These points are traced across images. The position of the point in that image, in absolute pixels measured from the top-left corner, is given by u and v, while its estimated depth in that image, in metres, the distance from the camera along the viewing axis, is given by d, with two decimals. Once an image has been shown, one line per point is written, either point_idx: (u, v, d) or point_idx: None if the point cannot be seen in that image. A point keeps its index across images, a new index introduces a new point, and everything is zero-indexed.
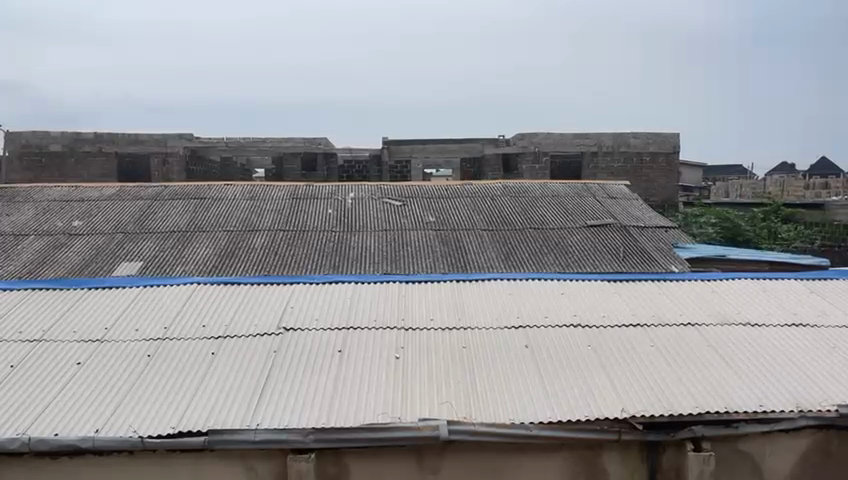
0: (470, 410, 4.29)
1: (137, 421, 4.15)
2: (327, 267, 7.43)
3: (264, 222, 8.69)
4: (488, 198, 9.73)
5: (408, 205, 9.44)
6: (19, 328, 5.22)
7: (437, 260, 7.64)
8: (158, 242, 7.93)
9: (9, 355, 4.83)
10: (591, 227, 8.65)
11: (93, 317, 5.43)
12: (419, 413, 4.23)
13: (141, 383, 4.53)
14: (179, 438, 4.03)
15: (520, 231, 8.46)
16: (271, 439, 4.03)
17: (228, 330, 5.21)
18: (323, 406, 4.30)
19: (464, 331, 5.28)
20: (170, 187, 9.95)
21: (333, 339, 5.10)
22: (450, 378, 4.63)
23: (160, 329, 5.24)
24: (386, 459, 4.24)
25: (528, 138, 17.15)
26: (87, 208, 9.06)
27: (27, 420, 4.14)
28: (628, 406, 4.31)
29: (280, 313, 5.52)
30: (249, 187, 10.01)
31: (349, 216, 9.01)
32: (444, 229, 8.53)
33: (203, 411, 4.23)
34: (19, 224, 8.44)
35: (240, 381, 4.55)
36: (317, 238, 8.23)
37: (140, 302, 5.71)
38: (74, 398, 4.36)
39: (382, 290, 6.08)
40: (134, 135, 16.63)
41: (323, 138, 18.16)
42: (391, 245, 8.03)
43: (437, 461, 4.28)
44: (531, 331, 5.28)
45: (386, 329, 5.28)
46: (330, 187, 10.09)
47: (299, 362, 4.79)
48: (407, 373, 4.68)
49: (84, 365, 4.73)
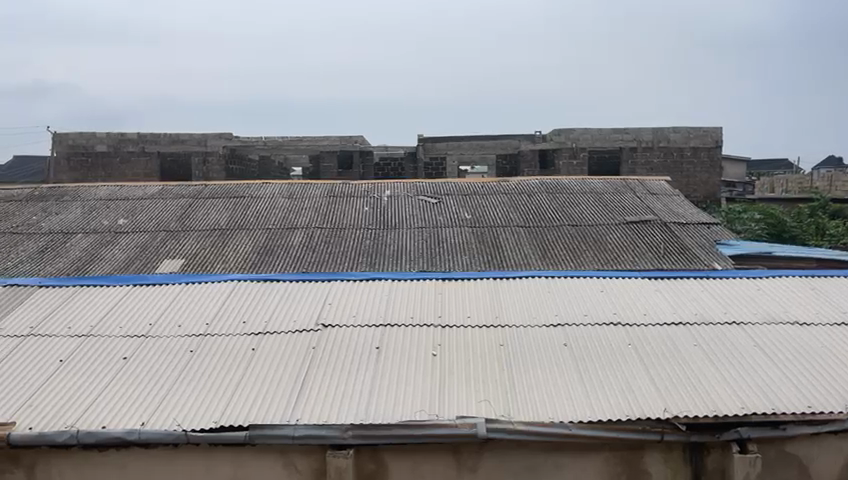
0: (508, 409, 4.26)
1: (180, 414, 4.24)
2: (364, 264, 7.47)
3: (302, 220, 8.79)
4: (525, 195, 9.65)
5: (444, 202, 9.42)
6: (68, 323, 5.39)
7: (473, 258, 7.61)
8: (199, 240, 8.08)
9: (59, 349, 4.99)
10: (631, 223, 8.50)
11: (137, 314, 5.56)
12: (457, 411, 4.23)
13: (185, 377, 4.63)
14: (221, 432, 4.11)
15: (557, 228, 8.37)
16: (310, 435, 4.08)
17: (268, 326, 5.29)
18: (362, 402, 4.33)
19: (502, 329, 5.25)
20: (210, 185, 10.13)
21: (371, 336, 5.12)
22: (488, 376, 4.61)
23: (202, 325, 5.34)
24: (423, 457, 4.25)
25: (566, 133, 17.04)
26: (131, 206, 9.29)
27: (77, 413, 4.27)
28: (670, 406, 4.22)
29: (318, 310, 5.58)
30: (287, 185, 10.12)
31: (385, 213, 9.05)
32: (480, 226, 8.49)
33: (244, 406, 4.30)
34: (67, 222, 8.70)
35: (280, 377, 4.61)
36: (353, 235, 8.29)
37: (182, 299, 5.83)
38: (120, 393, 4.48)
39: (419, 287, 6.08)
40: (175, 135, 17.00)
41: (359, 136, 18.27)
42: (426, 243, 8.03)
43: (474, 460, 4.26)
44: (570, 329, 5.23)
45: (423, 326, 5.29)
46: (366, 185, 10.14)
47: (338, 359, 4.83)
48: (444, 371, 4.68)
49: (129, 360, 4.86)
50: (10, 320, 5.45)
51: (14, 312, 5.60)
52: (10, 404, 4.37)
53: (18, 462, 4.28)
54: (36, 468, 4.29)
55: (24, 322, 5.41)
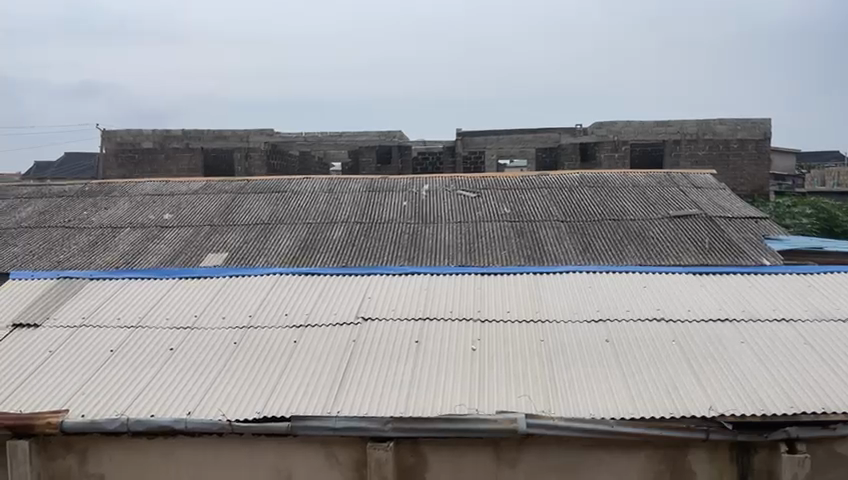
0: (548, 405, 4.24)
1: (225, 405, 4.34)
2: (403, 259, 7.49)
3: (342, 215, 8.86)
4: (565, 189, 9.54)
5: (483, 196, 9.39)
6: (118, 315, 5.56)
7: (513, 252, 7.55)
8: (242, 234, 8.23)
9: (109, 340, 5.15)
10: (674, 217, 8.33)
11: (183, 306, 5.70)
12: (497, 406, 4.22)
13: (229, 368, 4.73)
14: (264, 423, 4.19)
15: (599, 222, 8.26)
16: (351, 427, 4.13)
17: (309, 319, 5.37)
18: (401, 395, 4.36)
19: (542, 324, 5.21)
20: (253, 180, 10.29)
21: (410, 330, 5.14)
22: (528, 372, 4.59)
23: (245, 317, 5.45)
24: (462, 450, 4.26)
25: (607, 126, 16.90)
26: (176, 201, 9.51)
27: (126, 402, 4.41)
28: (716, 405, 4.13)
29: (358, 303, 5.63)
30: (327, 180, 10.21)
31: (424, 208, 9.06)
32: (519, 221, 8.43)
33: (286, 397, 4.37)
34: (116, 217, 8.95)
35: (321, 370, 4.66)
36: (392, 230, 8.33)
37: (226, 292, 5.95)
38: (167, 383, 4.60)
39: (458, 282, 6.07)
40: (218, 129, 17.32)
41: (398, 131, 18.33)
42: (465, 237, 8.01)
43: (514, 454, 4.26)
44: (612, 324, 5.16)
45: (462, 320, 5.28)
46: (405, 179, 10.17)
47: (378, 352, 4.87)
48: (484, 365, 4.68)
49: (175, 351, 4.98)
50: (64, 311, 5.65)
51: (67, 304, 5.80)
52: (64, 392, 4.53)
53: (71, 448, 4.44)
54: (88, 453, 4.44)
55: (76, 313, 5.60)
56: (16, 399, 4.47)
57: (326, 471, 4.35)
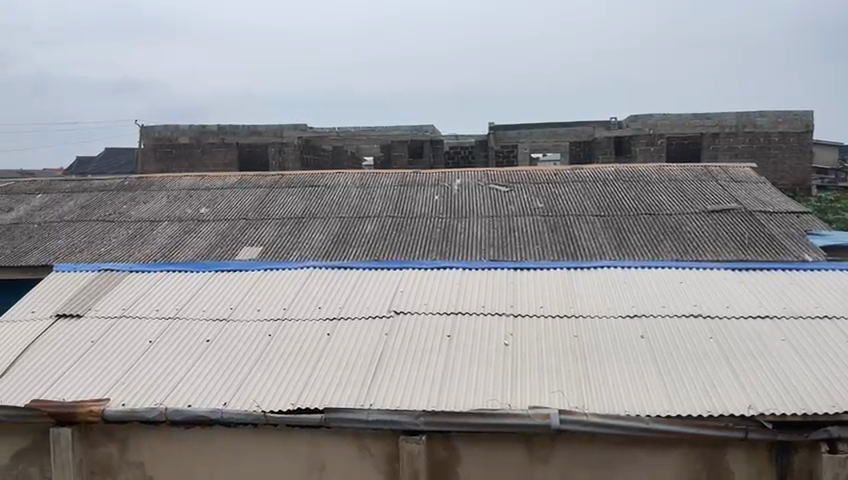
0: (582, 401, 4.20)
1: (260, 396, 4.41)
2: (435, 253, 7.48)
3: (374, 209, 8.90)
4: (600, 183, 9.43)
5: (515, 191, 9.33)
6: (156, 306, 5.68)
7: (546, 247, 7.48)
8: (276, 228, 8.33)
9: (148, 331, 5.27)
10: (712, 212, 8.16)
11: (220, 298, 5.80)
12: (529, 401, 4.20)
13: (264, 360, 4.81)
14: (298, 415, 4.24)
15: (634, 217, 8.14)
16: (384, 420, 4.16)
17: (342, 313, 5.41)
18: (433, 389, 4.37)
19: (575, 319, 5.16)
20: (287, 175, 10.39)
21: (443, 324, 5.14)
22: (561, 367, 4.56)
23: (279, 310, 5.52)
24: (495, 446, 4.25)
25: (642, 120, 16.58)
26: (212, 196, 9.67)
27: (164, 391, 4.51)
28: (755, 403, 4.05)
29: (391, 297, 5.65)
30: (359, 175, 10.26)
31: (456, 202, 9.04)
32: (553, 215, 8.36)
33: (319, 390, 4.42)
34: (154, 211, 9.15)
35: (353, 363, 4.70)
36: (424, 224, 8.33)
37: (260, 285, 6.03)
38: (204, 374, 4.69)
39: (490, 277, 6.04)
40: (253, 126, 17.60)
41: (430, 125, 18.33)
42: (497, 232, 7.95)
43: (546, 451, 4.24)
44: (647, 320, 5.08)
45: (495, 315, 5.27)
46: (437, 174, 10.15)
47: (410, 345, 4.88)
48: (517, 360, 4.65)
49: (212, 343, 5.08)
50: (105, 302, 5.80)
51: (108, 295, 5.95)
52: (105, 381, 4.65)
53: (111, 436, 4.55)
54: (128, 442, 4.55)
55: (117, 304, 5.75)
56: (59, 387, 4.61)
57: (359, 464, 4.38)
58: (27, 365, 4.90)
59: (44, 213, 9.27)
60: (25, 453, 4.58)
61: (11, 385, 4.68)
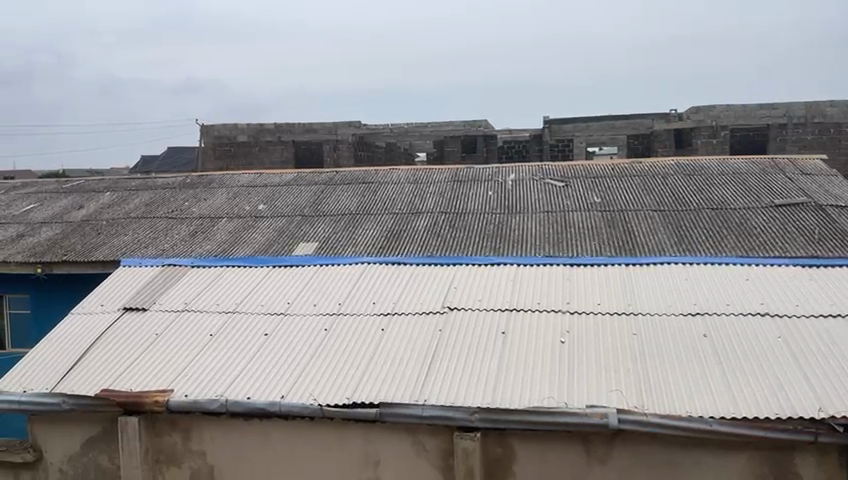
0: (641, 400, 4.10)
1: (316, 389, 4.48)
2: (488, 249, 7.42)
3: (427, 205, 8.91)
4: (659, 177, 9.17)
5: (571, 185, 9.17)
6: (217, 300, 5.84)
7: (603, 243, 7.31)
8: (331, 224, 8.44)
9: (209, 324, 5.43)
10: (780, 206, 7.82)
11: (277, 293, 5.92)
12: (587, 400, 4.13)
13: (320, 354, 4.88)
14: (353, 408, 4.29)
15: (695, 212, 7.89)
16: (438, 416, 4.17)
17: (396, 308, 5.44)
18: (488, 385, 4.35)
19: (634, 317, 5.04)
20: (341, 171, 10.51)
21: (497, 320, 5.10)
22: (619, 366, 4.46)
23: (335, 305, 5.59)
24: (551, 445, 4.19)
25: (704, 111, 16.47)
26: (269, 193, 9.87)
27: (225, 383, 4.64)
28: (827, 405, 3.86)
29: (444, 293, 5.64)
30: (413, 171, 10.27)
31: (510, 198, 8.94)
32: (610, 210, 8.18)
33: (374, 384, 4.46)
34: (214, 207, 9.41)
35: (408, 358, 4.72)
36: (478, 220, 8.28)
37: (316, 281, 6.11)
38: (263, 366, 4.80)
39: (545, 273, 5.96)
40: (308, 123, 18.10)
41: (483, 120, 18.22)
42: (552, 227, 7.83)
43: (604, 450, 4.15)
44: (710, 319, 4.91)
45: (551, 312, 5.19)
46: (491, 169, 10.09)
47: (465, 342, 4.86)
48: (574, 358, 4.57)
49: (270, 336, 5.18)
50: (168, 296, 6.00)
51: (172, 289, 6.16)
52: (169, 373, 4.81)
53: (175, 426, 4.71)
54: (191, 431, 4.70)
55: (180, 298, 5.94)
56: (127, 378, 4.80)
57: (413, 459, 4.40)
58: (97, 355, 5.12)
59: (112, 211, 9.64)
60: (95, 441, 4.79)
61: (83, 375, 4.90)
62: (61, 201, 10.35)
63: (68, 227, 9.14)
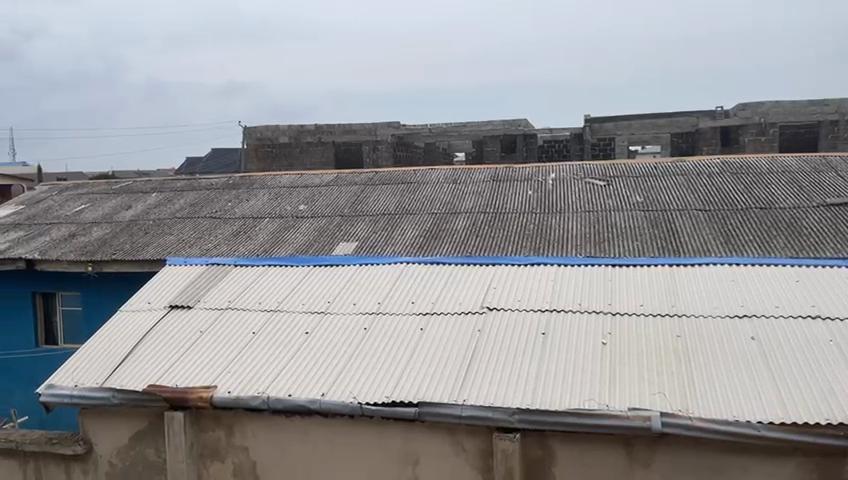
0: (685, 403, 4.02)
1: (356, 388, 4.52)
2: (528, 249, 7.36)
3: (466, 205, 8.89)
4: (704, 175, 8.96)
5: (613, 185, 9.02)
6: (259, 299, 5.95)
7: (646, 243, 7.18)
8: (370, 224, 8.49)
9: (252, 322, 5.53)
10: (833, 206, 7.55)
11: (317, 292, 5.99)
12: (629, 402, 4.07)
13: (359, 352, 4.92)
14: (393, 407, 4.32)
15: (742, 211, 7.68)
16: (477, 416, 4.17)
17: (435, 308, 5.44)
18: (528, 385, 4.32)
19: (678, 319, 4.93)
20: (381, 171, 10.56)
21: (537, 321, 5.06)
22: (663, 368, 4.38)
23: (374, 304, 5.63)
24: (592, 447, 4.14)
25: (753, 108, 16.00)
26: (310, 193, 10.00)
27: (267, 380, 4.71)
28: None
29: (483, 293, 5.61)
30: (452, 171, 10.26)
31: (550, 197, 8.85)
32: (653, 210, 8.02)
33: (413, 383, 4.48)
34: (256, 208, 9.56)
35: (447, 357, 4.72)
36: (518, 220, 8.23)
37: (356, 280, 6.16)
38: (304, 364, 4.87)
39: (586, 274, 5.87)
40: (348, 124, 18.13)
41: (522, 120, 18.05)
42: (593, 227, 7.72)
43: (647, 454, 4.08)
44: (758, 321, 4.78)
45: (592, 313, 5.11)
46: (531, 168, 10.00)
47: (504, 342, 4.84)
48: (616, 361, 4.49)
49: (311, 335, 5.25)
50: (212, 295, 6.13)
51: (215, 288, 6.29)
52: (214, 369, 4.92)
53: (219, 422, 4.81)
54: (234, 427, 4.79)
55: (223, 297, 6.07)
56: (173, 374, 4.92)
57: (452, 458, 4.39)
58: (145, 352, 5.26)
59: (158, 211, 9.90)
60: (143, 434, 4.92)
61: (131, 370, 5.04)
62: (111, 202, 10.67)
63: (117, 227, 9.40)
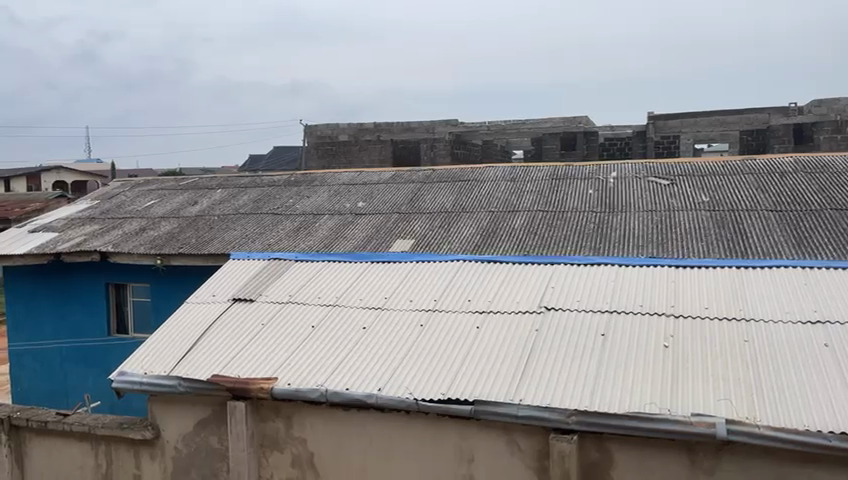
0: (752, 410, 3.88)
1: (412, 383, 4.55)
2: (587, 249, 7.23)
3: (524, 203, 8.81)
4: (776, 174, 8.59)
5: (678, 184, 8.76)
6: (318, 294, 6.06)
7: (712, 244, 6.95)
8: (427, 222, 8.53)
9: (311, 316, 5.64)
10: None
11: (375, 288, 6.05)
12: (692, 407, 3.96)
13: (416, 348, 4.95)
14: (449, 404, 4.34)
15: (816, 212, 7.34)
16: (534, 416, 4.15)
17: (492, 306, 5.42)
18: (586, 387, 4.25)
19: (746, 322, 4.75)
20: (438, 169, 10.57)
21: (596, 322, 4.96)
22: (728, 373, 4.23)
23: (430, 301, 5.65)
24: (654, 451, 4.04)
25: (829, 105, 15.37)
26: (368, 190, 10.11)
27: (325, 373, 4.81)
28: None
29: (541, 292, 5.55)
30: (510, 169, 10.19)
31: (611, 196, 8.67)
32: (720, 209, 7.76)
33: (469, 380, 4.49)
34: (316, 204, 9.74)
35: (504, 356, 4.70)
36: (577, 219, 8.10)
37: (413, 277, 6.21)
38: (362, 358, 4.94)
39: (649, 275, 5.73)
40: (407, 123, 18.47)
41: (583, 116, 17.88)
42: (656, 227, 7.52)
43: (711, 462, 3.95)
44: (833, 327, 4.56)
45: (654, 315, 4.98)
46: (592, 167, 9.80)
47: (561, 342, 4.78)
48: (678, 364, 4.37)
49: (368, 330, 5.32)
50: (273, 288, 6.28)
51: (277, 282, 6.44)
52: (274, 361, 5.04)
53: (279, 413, 4.93)
54: (293, 419, 4.90)
55: (284, 291, 6.21)
56: (236, 364, 5.07)
57: (508, 458, 4.37)
58: (210, 342, 5.44)
59: (223, 207, 10.21)
60: (207, 422, 5.09)
61: (195, 360, 5.22)
62: (179, 198, 11.07)
63: (184, 222, 9.75)
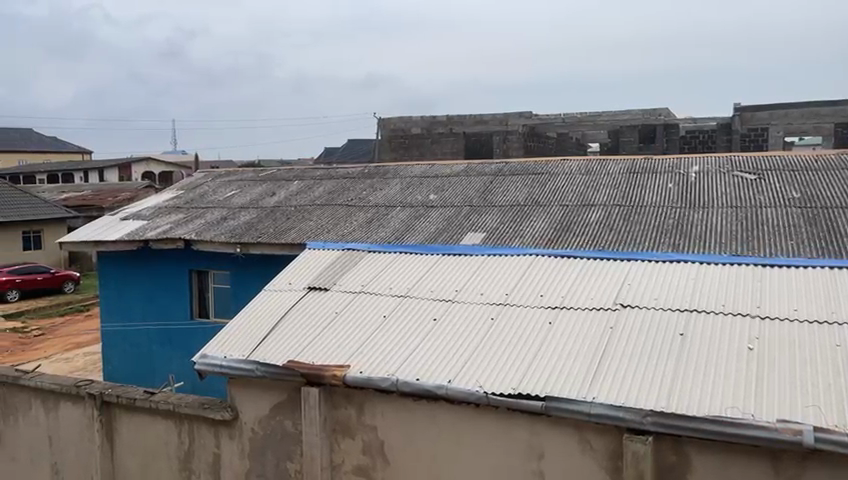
0: (844, 417, 3.66)
1: (482, 377, 4.55)
2: (666, 246, 6.97)
3: (600, 197, 8.59)
4: None
5: (765, 179, 8.32)
6: (391, 284, 6.13)
7: (802, 243, 6.57)
8: (499, 215, 8.46)
9: (383, 306, 5.72)
10: None
11: (447, 280, 6.07)
12: (777, 412, 3.77)
13: (486, 342, 4.94)
14: (520, 399, 4.31)
15: None
16: (607, 415, 4.06)
17: (565, 302, 5.32)
18: (664, 388, 4.12)
19: (838, 327, 4.47)
20: (511, 162, 10.44)
21: (676, 322, 4.79)
22: (818, 379, 4.00)
23: (502, 295, 5.62)
24: (733, 456, 3.87)
25: None
26: (440, 183, 10.12)
27: (396, 363, 4.87)
28: None
29: (617, 289, 5.40)
30: (585, 162, 9.96)
31: (692, 191, 8.34)
32: (811, 207, 7.33)
33: (541, 375, 4.44)
34: (389, 197, 9.84)
35: (576, 352, 4.62)
36: (655, 214, 7.83)
37: (484, 270, 6.19)
38: (433, 349, 4.97)
39: (732, 274, 5.48)
40: (480, 115, 18.29)
41: (663, 110, 17.29)
42: (741, 224, 7.18)
43: (795, 470, 3.76)
44: None
45: (738, 316, 4.77)
46: (672, 161, 9.44)
47: (637, 340, 4.65)
48: (763, 367, 4.17)
49: (438, 321, 5.34)
50: (347, 279, 6.40)
51: (350, 272, 6.56)
52: (347, 350, 5.14)
53: (351, 400, 5.02)
54: (364, 407, 4.98)
55: (357, 281, 6.31)
56: (311, 351, 5.21)
57: (578, 456, 4.30)
58: (286, 329, 5.61)
59: (299, 198, 10.46)
60: (282, 407, 5.25)
61: (272, 345, 5.39)
62: (258, 189, 11.42)
63: (262, 212, 10.06)
